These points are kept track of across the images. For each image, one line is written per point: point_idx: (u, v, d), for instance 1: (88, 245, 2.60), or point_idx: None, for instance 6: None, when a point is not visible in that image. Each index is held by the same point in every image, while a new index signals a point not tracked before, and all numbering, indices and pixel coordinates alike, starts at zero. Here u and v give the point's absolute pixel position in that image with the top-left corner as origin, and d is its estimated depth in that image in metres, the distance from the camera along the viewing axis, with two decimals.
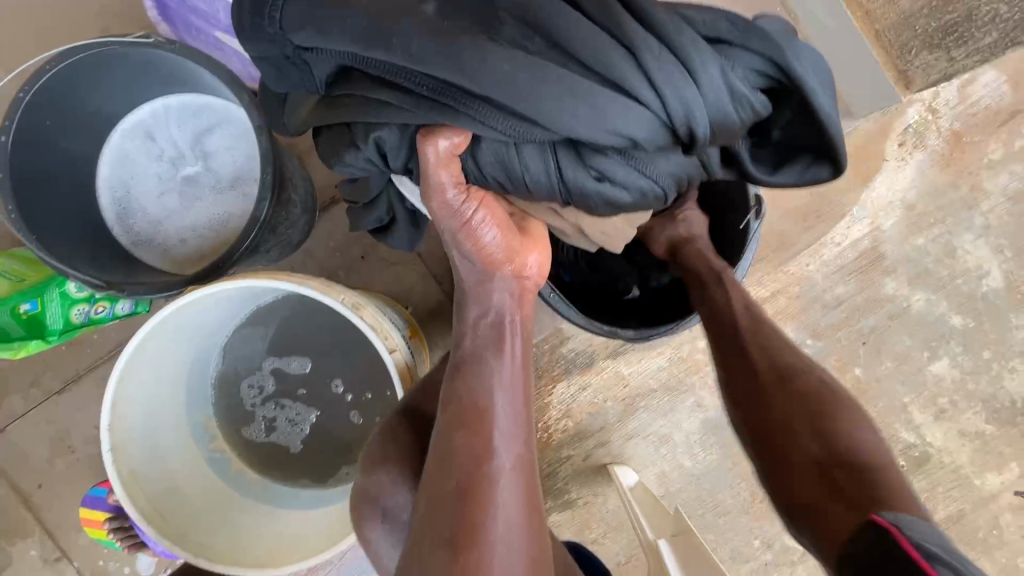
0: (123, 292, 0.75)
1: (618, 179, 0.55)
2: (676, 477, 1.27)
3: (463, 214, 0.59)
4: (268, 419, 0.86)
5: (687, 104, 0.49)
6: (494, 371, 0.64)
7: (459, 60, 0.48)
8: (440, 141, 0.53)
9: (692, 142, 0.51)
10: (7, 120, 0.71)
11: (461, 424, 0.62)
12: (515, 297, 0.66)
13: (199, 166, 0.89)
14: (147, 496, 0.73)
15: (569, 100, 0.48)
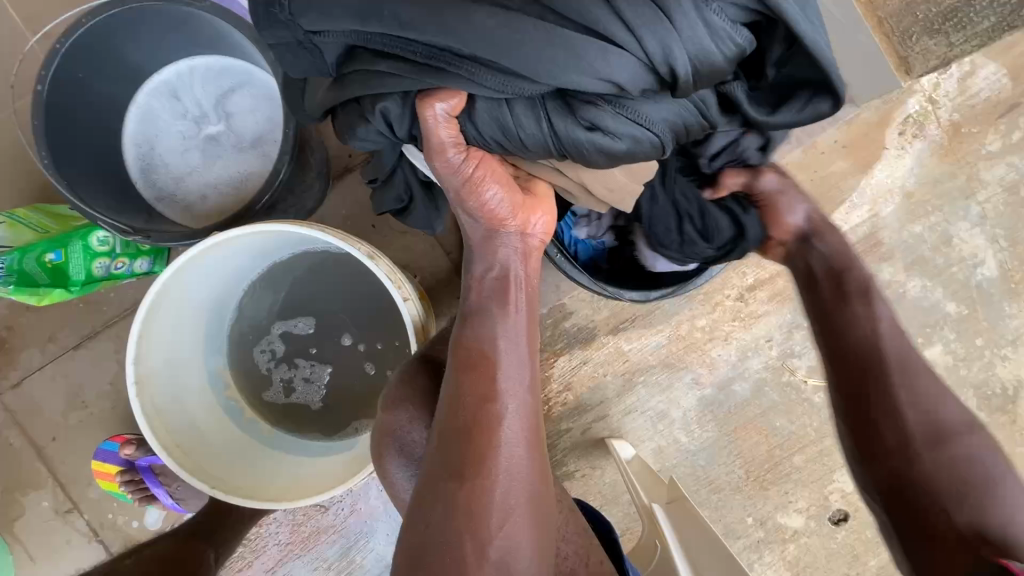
0: (149, 239, 0.78)
1: (611, 127, 0.53)
2: (673, 452, 1.30)
3: (464, 171, 0.59)
4: (286, 376, 0.90)
5: (665, 44, 0.48)
6: (499, 318, 0.67)
7: (443, 18, 0.48)
8: (437, 105, 0.53)
9: (677, 83, 0.50)
10: (43, 70, 0.74)
11: (467, 368, 0.65)
12: (521, 254, 0.68)
13: (221, 126, 0.92)
14: (170, 432, 0.76)
15: (544, 47, 0.48)
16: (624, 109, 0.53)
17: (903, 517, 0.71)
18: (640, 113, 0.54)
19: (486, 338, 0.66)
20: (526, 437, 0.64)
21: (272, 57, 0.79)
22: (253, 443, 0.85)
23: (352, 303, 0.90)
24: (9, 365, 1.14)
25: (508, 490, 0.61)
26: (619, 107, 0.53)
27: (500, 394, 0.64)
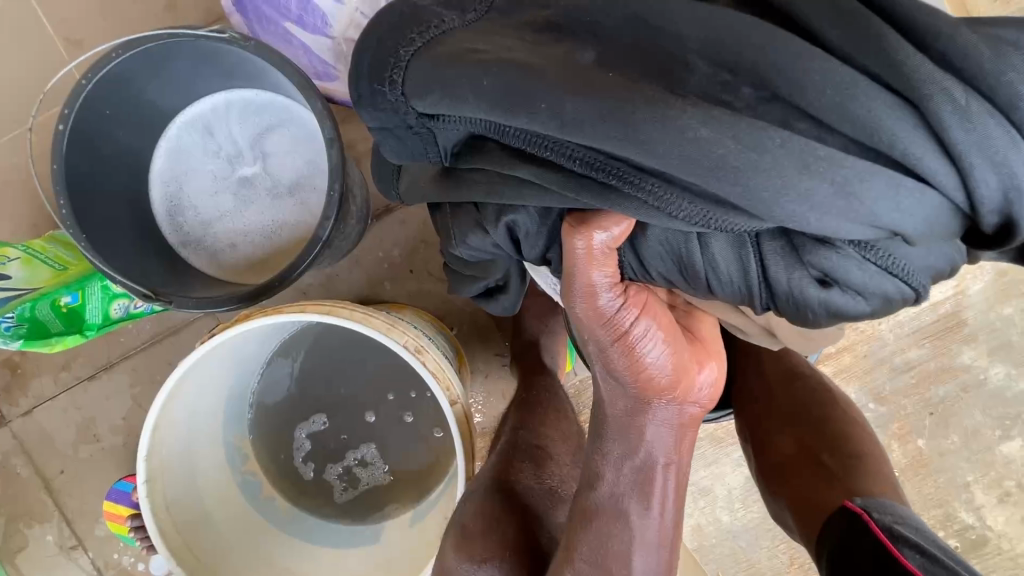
0: (171, 305, 0.70)
1: (855, 283, 0.41)
2: (711, 531, 1.20)
3: (618, 323, 0.50)
4: (304, 469, 0.82)
5: (1011, 182, 0.34)
6: (637, 525, 0.56)
7: (632, 126, 0.36)
8: (597, 234, 0.45)
9: (1011, 235, 0.36)
10: (66, 108, 0.66)
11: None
12: (673, 428, 0.55)
13: (256, 168, 0.83)
14: (178, 527, 0.68)
15: (801, 176, 0.35)
16: (879, 259, 0.40)
17: (771, 472, 0.80)
18: (900, 264, 0.40)
19: (608, 539, 0.56)
20: None
21: (321, 104, 0.70)
22: (276, 534, 0.77)
23: (386, 365, 0.83)
24: (21, 393, 1.08)
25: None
26: (872, 257, 0.40)
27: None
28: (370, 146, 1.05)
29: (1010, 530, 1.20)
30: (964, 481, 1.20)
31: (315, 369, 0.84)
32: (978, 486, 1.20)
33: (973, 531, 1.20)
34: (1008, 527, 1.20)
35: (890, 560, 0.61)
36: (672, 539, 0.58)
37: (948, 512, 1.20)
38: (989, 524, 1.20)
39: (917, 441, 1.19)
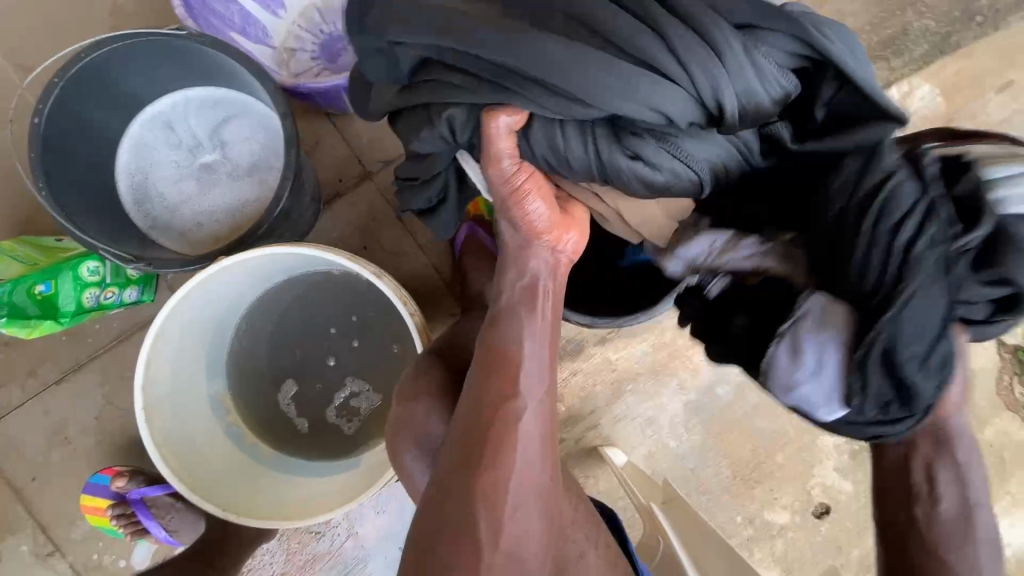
0: (151, 266, 0.79)
1: (651, 158, 0.60)
2: (662, 457, 1.34)
3: (514, 181, 0.64)
4: (301, 425, 0.92)
5: (715, 81, 0.55)
6: (526, 323, 0.69)
7: (516, 47, 0.54)
8: (501, 117, 0.59)
9: (723, 117, 0.56)
10: (41, 103, 0.75)
11: (489, 370, 0.67)
12: (551, 264, 0.70)
13: (216, 154, 0.94)
14: (175, 456, 0.77)
15: (607, 75, 0.54)
16: (668, 147, 0.60)
17: None
18: (682, 150, 0.61)
19: (509, 347, 0.69)
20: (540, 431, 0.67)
21: (273, 87, 0.82)
22: (266, 470, 0.86)
23: (349, 310, 0.92)
24: None
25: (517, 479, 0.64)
26: (661, 142, 0.60)
27: (521, 393, 0.67)
28: (317, 139, 1.17)
29: None
30: None
31: (285, 325, 0.92)
32: None
33: None
34: None
35: None
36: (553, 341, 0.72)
37: None
38: None
39: None
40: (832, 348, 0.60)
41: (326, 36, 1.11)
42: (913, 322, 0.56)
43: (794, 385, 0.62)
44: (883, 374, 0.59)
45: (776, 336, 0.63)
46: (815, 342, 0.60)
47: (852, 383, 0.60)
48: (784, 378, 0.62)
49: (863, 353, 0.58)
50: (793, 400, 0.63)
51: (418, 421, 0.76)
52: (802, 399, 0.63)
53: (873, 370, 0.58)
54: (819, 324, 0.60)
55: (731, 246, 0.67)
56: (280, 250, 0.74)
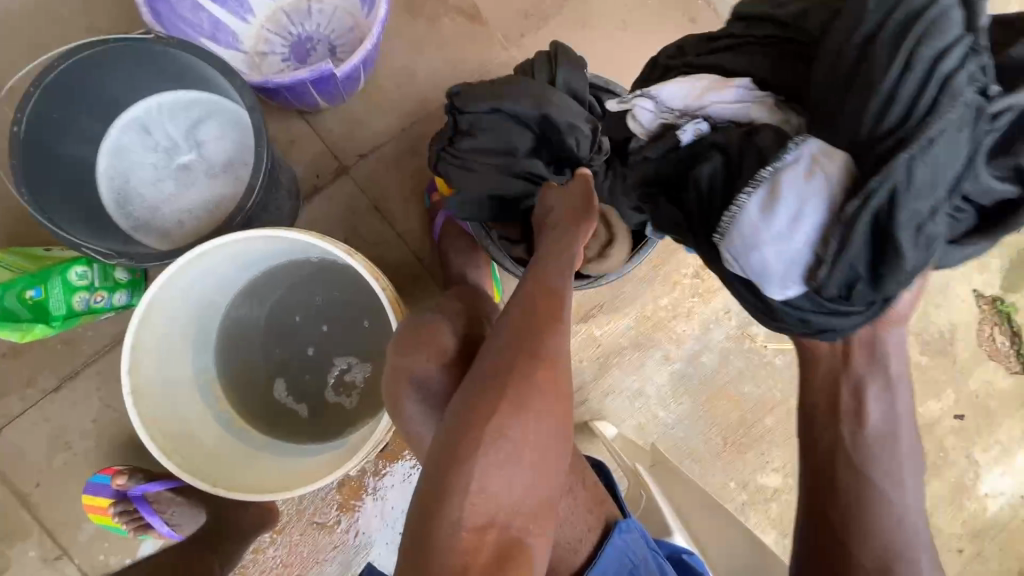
0: (132, 260, 0.83)
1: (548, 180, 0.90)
2: (653, 427, 1.36)
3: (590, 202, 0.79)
4: (301, 410, 0.96)
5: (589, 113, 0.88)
6: (563, 268, 0.69)
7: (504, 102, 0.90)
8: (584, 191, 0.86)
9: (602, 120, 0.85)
10: (18, 112, 0.79)
11: (535, 293, 0.65)
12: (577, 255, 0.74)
13: (193, 154, 0.98)
14: (167, 438, 0.81)
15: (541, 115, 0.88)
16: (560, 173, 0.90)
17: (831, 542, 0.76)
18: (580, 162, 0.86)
19: (550, 276, 0.67)
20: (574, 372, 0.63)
21: (238, 81, 0.85)
22: (260, 451, 0.89)
23: (336, 291, 0.95)
24: None
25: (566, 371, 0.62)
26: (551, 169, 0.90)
27: (563, 318, 0.64)
28: (293, 138, 1.21)
29: None
30: None
31: (275, 313, 0.96)
32: None
33: None
34: None
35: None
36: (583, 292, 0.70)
37: None
38: None
39: None
40: (814, 197, 0.58)
41: (296, 38, 1.17)
42: (925, 176, 0.53)
43: (756, 245, 0.61)
44: (863, 251, 0.57)
45: (752, 189, 0.62)
46: (800, 185, 0.58)
47: (827, 246, 0.57)
48: (748, 228, 0.61)
49: (841, 216, 0.56)
50: (747, 261, 0.62)
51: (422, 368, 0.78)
52: (764, 262, 0.61)
53: (859, 238, 0.56)
54: (803, 168, 0.59)
55: (718, 91, 0.73)
56: (252, 232, 0.77)
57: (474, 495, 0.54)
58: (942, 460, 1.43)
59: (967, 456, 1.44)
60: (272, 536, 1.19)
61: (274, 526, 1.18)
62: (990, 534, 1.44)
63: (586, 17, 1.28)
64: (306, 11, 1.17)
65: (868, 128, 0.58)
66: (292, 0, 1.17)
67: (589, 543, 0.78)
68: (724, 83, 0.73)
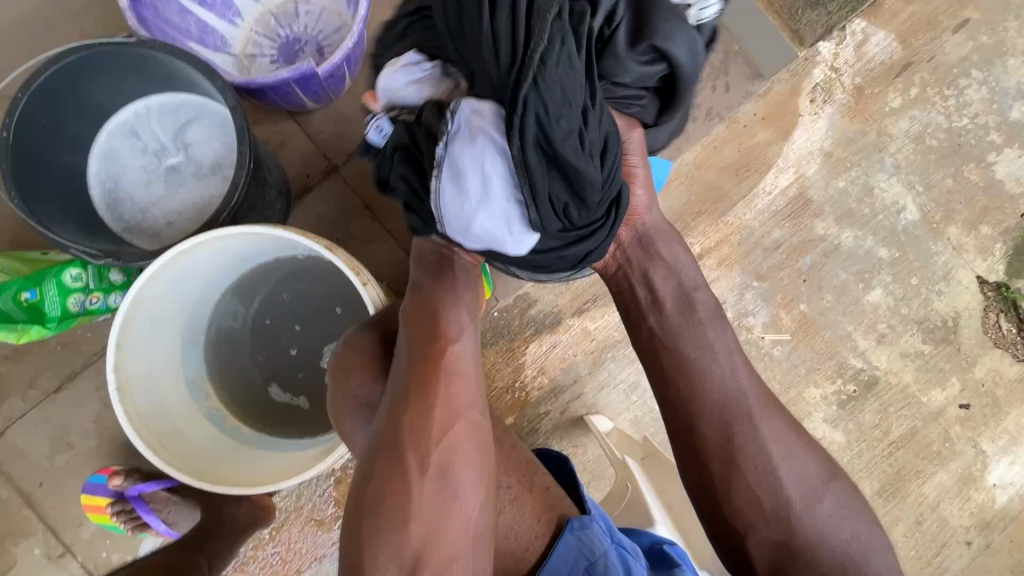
0: (119, 259, 0.84)
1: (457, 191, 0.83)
2: (649, 421, 1.35)
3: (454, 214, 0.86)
4: (297, 403, 0.97)
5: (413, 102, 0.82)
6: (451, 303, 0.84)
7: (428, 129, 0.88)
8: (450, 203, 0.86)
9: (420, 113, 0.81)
10: (7, 117, 0.81)
11: (420, 330, 0.81)
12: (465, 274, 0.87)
13: (180, 156, 0.99)
14: (153, 436, 0.82)
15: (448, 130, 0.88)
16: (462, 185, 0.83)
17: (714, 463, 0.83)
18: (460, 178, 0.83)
19: (439, 315, 0.83)
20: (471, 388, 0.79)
21: (220, 82, 0.86)
22: (249, 449, 0.90)
23: (329, 289, 0.97)
24: None
25: (448, 413, 0.76)
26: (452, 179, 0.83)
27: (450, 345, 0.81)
28: (282, 139, 1.22)
29: (893, 366, 1.41)
30: (847, 332, 1.41)
31: (266, 314, 0.98)
32: (858, 333, 1.41)
33: (865, 373, 1.41)
34: (891, 363, 1.41)
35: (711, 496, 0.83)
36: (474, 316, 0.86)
37: (840, 361, 1.40)
38: (875, 364, 1.41)
39: (800, 306, 1.40)
40: (494, 154, 0.71)
41: (284, 40, 1.18)
42: (555, 96, 0.69)
43: (473, 216, 0.73)
44: (556, 180, 0.73)
45: (446, 172, 0.72)
46: (484, 148, 0.71)
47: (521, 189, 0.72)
48: (466, 206, 0.73)
49: (518, 162, 0.70)
50: (479, 233, 0.74)
51: (359, 390, 0.82)
52: (487, 224, 0.73)
53: (538, 173, 0.71)
54: (475, 136, 0.71)
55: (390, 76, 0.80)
56: (232, 230, 0.78)
57: (385, 511, 0.71)
58: (947, 450, 1.40)
59: (973, 446, 1.41)
60: (270, 533, 1.20)
61: (272, 522, 1.20)
62: (1000, 526, 1.40)
63: None
64: (294, 13, 1.18)
65: (498, 71, 0.70)
66: (280, 4, 1.18)
67: (539, 548, 0.84)
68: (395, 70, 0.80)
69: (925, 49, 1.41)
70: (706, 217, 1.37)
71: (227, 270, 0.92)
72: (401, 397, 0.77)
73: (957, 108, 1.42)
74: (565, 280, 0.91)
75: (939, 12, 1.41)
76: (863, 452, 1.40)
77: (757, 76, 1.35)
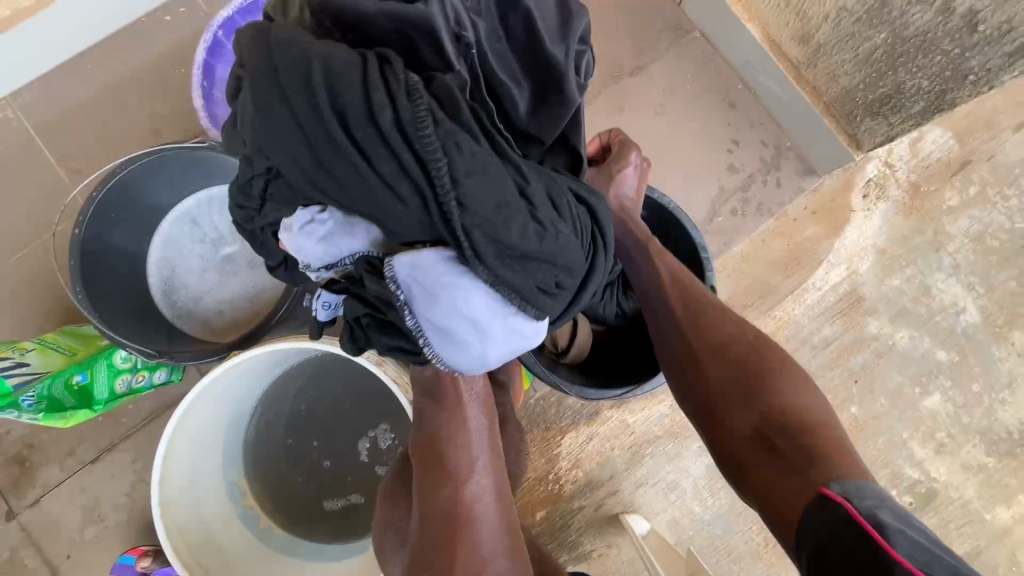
0: (171, 359, 0.87)
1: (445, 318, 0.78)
2: (688, 523, 1.28)
3: None
4: (353, 500, 0.97)
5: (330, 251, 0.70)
6: (472, 442, 0.82)
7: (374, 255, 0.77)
8: None
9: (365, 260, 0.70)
10: (82, 217, 0.85)
11: (432, 464, 0.80)
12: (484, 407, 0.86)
13: (237, 246, 1.01)
14: (189, 547, 0.84)
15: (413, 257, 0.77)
16: None
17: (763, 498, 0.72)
18: None
19: (455, 452, 0.80)
20: (498, 526, 0.76)
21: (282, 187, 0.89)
22: (279, 555, 0.92)
23: (364, 391, 0.99)
24: (29, 484, 1.16)
25: (472, 563, 0.71)
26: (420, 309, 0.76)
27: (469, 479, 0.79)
28: None
29: (953, 479, 1.32)
30: (901, 439, 1.33)
31: (307, 416, 0.99)
32: (913, 441, 1.33)
33: (922, 485, 1.32)
34: (951, 476, 1.32)
35: (871, 540, 0.57)
36: (494, 445, 0.84)
37: (895, 470, 1.32)
38: (933, 476, 1.32)
39: (851, 409, 1.33)
40: (462, 288, 0.64)
41: None
42: (486, 208, 0.61)
43: (481, 352, 0.69)
44: (540, 269, 0.65)
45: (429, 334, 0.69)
46: (447, 296, 0.64)
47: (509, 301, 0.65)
48: (470, 349, 0.68)
49: (489, 282, 0.64)
50: (495, 356, 0.70)
51: (399, 523, 0.82)
52: (499, 348, 0.69)
53: (518, 280, 0.64)
54: (432, 292, 0.65)
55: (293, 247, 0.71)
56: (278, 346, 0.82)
57: None
58: None
59: None
60: None
61: None
62: None
63: (620, 105, 1.33)
64: None
65: (416, 208, 0.62)
66: None
67: None
68: (293, 242, 0.70)
69: (984, 148, 1.37)
70: (753, 311, 1.32)
71: (272, 371, 0.95)
72: (427, 545, 0.74)
73: (1019, 208, 1.37)
74: (623, 395, 0.95)
75: (999, 111, 1.37)
76: None
77: (810, 172, 1.34)
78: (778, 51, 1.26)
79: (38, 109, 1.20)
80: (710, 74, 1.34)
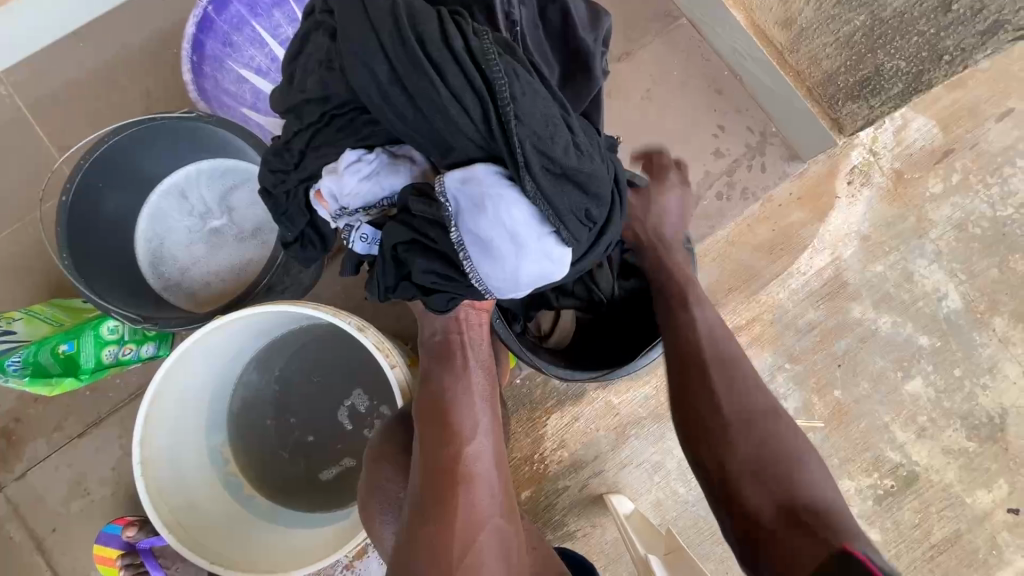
0: (157, 325, 0.88)
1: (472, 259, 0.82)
2: (672, 504, 1.29)
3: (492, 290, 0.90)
4: (345, 466, 0.99)
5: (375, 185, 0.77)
6: (469, 403, 0.84)
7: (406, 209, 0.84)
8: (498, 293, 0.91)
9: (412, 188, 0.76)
10: (69, 182, 0.85)
11: (434, 423, 0.81)
12: (485, 371, 0.89)
13: (224, 220, 1.02)
14: (171, 508, 0.85)
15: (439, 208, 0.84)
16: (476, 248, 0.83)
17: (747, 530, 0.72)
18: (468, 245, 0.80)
19: (457, 411, 0.82)
20: (496, 484, 0.79)
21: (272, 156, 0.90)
22: (259, 522, 0.92)
23: (350, 362, 1.01)
24: (16, 458, 1.16)
25: (470, 517, 0.74)
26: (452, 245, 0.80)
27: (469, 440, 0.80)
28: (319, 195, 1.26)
29: (934, 462, 1.33)
30: (883, 423, 1.34)
31: (299, 387, 1.02)
32: (895, 425, 1.34)
33: (903, 468, 1.33)
34: (931, 459, 1.33)
35: None
36: (494, 408, 0.87)
37: (877, 453, 1.33)
38: (915, 459, 1.33)
39: (835, 392, 1.35)
40: (508, 199, 0.67)
41: None
42: (539, 123, 0.66)
43: (514, 266, 0.71)
44: (574, 193, 0.69)
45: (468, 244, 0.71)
46: (494, 204, 0.67)
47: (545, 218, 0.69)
48: (505, 262, 0.70)
49: (534, 195, 0.67)
50: (527, 276, 0.72)
51: (388, 485, 0.84)
52: (532, 265, 0.71)
53: (555, 198, 0.68)
54: (480, 200, 0.68)
55: (335, 180, 0.76)
56: (266, 309, 0.82)
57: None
58: (994, 559, 1.30)
59: None
60: None
61: None
62: None
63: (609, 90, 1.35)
64: None
65: (475, 125, 0.66)
66: None
67: None
68: (338, 174, 0.76)
69: (967, 136, 1.38)
70: (738, 294, 1.34)
71: (257, 338, 0.96)
72: (427, 496, 0.76)
73: (1001, 197, 1.39)
74: (596, 380, 0.95)
75: (982, 101, 1.38)
76: (902, 554, 1.32)
77: (794, 158, 1.35)
78: (765, 38, 1.35)
79: (31, 86, 1.21)
80: (697, 61, 1.36)
